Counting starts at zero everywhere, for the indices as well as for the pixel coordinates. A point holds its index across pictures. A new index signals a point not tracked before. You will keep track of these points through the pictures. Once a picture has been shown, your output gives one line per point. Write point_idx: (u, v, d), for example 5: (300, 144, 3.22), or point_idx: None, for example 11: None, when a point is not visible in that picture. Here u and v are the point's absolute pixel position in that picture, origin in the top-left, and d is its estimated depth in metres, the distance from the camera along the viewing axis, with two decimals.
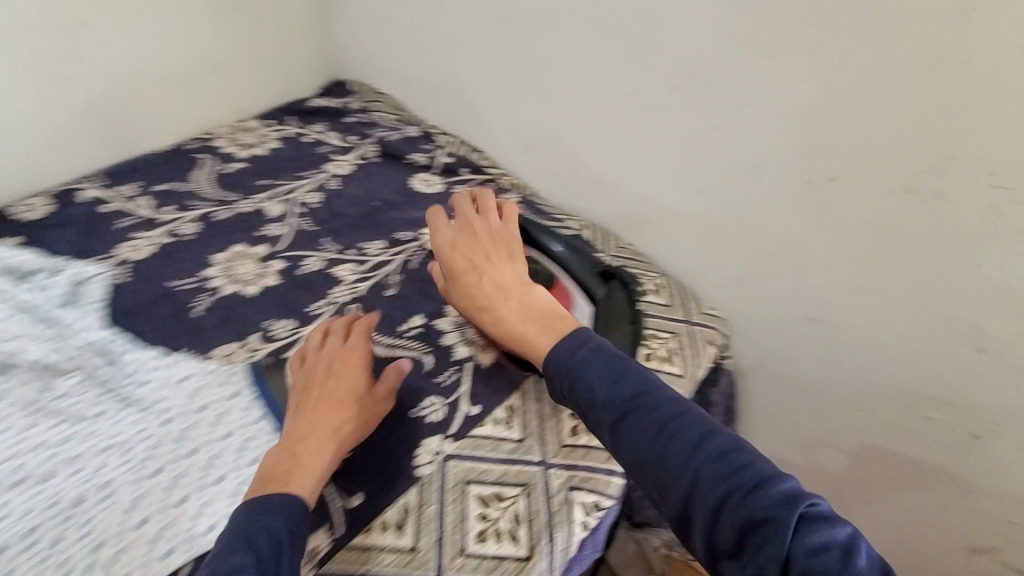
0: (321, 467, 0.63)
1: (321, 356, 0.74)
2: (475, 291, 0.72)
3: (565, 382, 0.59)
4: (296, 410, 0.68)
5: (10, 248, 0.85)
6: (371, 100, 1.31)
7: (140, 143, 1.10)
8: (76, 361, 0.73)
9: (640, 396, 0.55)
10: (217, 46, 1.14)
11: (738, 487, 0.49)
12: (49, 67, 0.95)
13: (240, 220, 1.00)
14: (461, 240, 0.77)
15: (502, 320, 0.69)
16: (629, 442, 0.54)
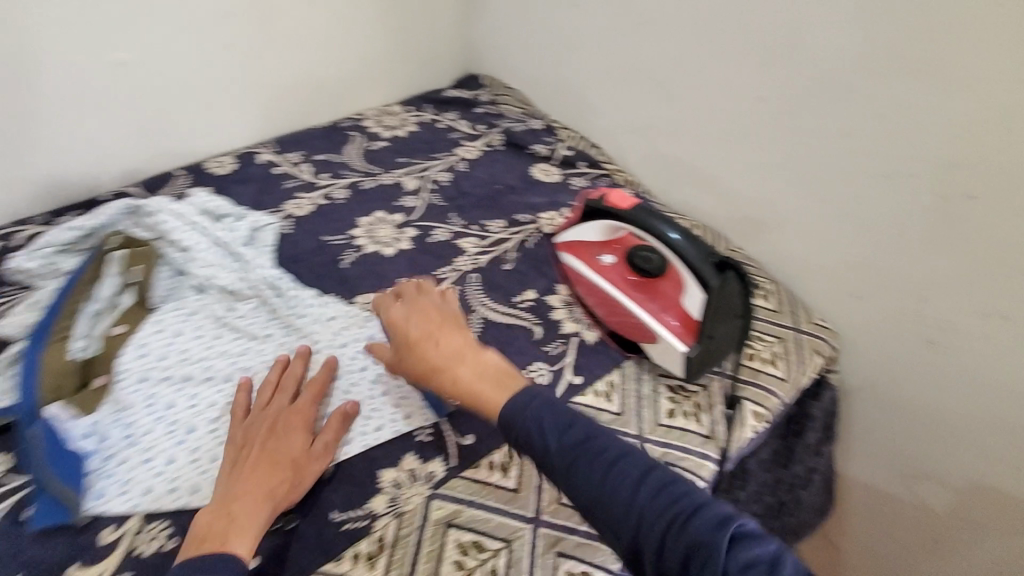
0: (254, 531, 0.59)
1: (264, 409, 0.68)
2: (429, 362, 0.66)
3: (512, 436, 0.58)
4: (232, 468, 0.63)
5: (208, 193, 1.00)
6: (501, 93, 1.41)
7: (306, 117, 1.27)
8: (253, 289, 0.87)
9: (585, 440, 0.55)
10: (377, 37, 1.29)
11: (678, 514, 0.51)
12: (251, 50, 1.13)
13: (381, 190, 1.13)
14: (411, 313, 0.71)
15: (454, 390, 0.63)
16: (573, 483, 0.54)
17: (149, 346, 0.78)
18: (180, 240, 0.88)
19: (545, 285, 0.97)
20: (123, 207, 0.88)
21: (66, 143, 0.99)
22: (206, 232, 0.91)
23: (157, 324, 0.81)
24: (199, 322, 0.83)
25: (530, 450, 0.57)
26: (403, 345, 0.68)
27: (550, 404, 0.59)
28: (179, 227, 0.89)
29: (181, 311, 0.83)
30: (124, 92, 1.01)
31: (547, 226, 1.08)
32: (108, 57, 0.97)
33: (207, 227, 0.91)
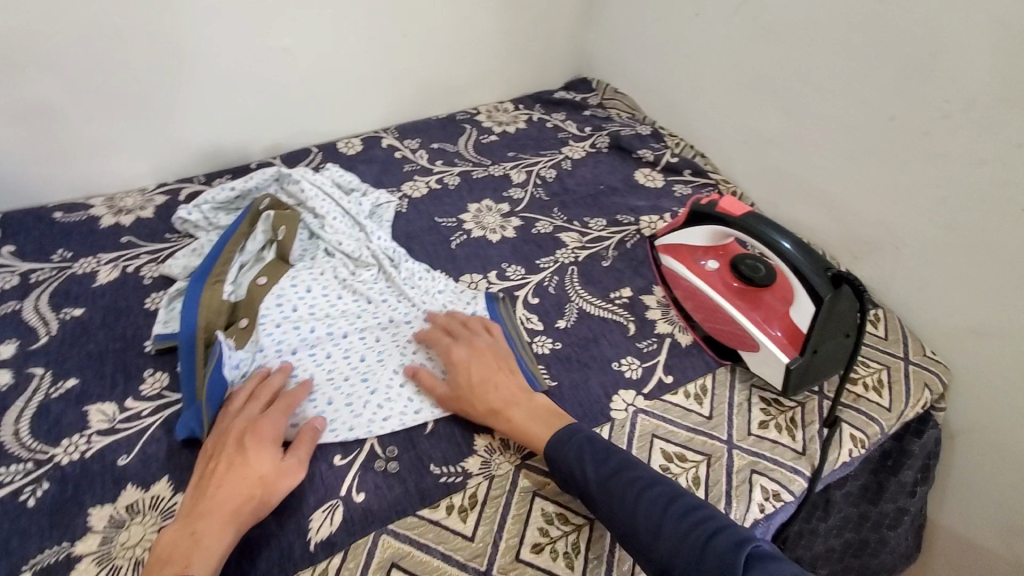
0: (221, 548, 0.58)
1: (232, 422, 0.67)
2: (485, 405, 0.73)
3: (556, 467, 0.67)
4: (201, 483, 0.62)
5: (339, 169, 1.11)
6: (610, 98, 1.44)
7: (426, 108, 1.36)
8: (373, 257, 0.95)
9: (621, 471, 0.64)
10: (500, 37, 1.36)
11: (703, 534, 0.58)
12: (388, 44, 1.22)
13: (490, 180, 1.19)
14: (470, 352, 0.77)
15: (509, 428, 0.71)
16: (609, 507, 0.62)
17: (283, 296, 0.87)
18: (316, 207, 0.98)
19: (641, 285, 0.98)
20: (274, 174, 1.00)
21: (229, 116, 1.13)
22: (337, 203, 1.01)
23: (291, 278, 0.90)
24: (325, 282, 0.92)
25: (572, 477, 0.66)
26: (461, 384, 0.74)
27: (591, 441, 0.68)
28: (316, 196, 0.99)
29: (311, 270, 0.92)
30: (281, 75, 1.13)
31: (647, 229, 1.09)
32: (274, 43, 1.09)
33: (339, 198, 1.01)
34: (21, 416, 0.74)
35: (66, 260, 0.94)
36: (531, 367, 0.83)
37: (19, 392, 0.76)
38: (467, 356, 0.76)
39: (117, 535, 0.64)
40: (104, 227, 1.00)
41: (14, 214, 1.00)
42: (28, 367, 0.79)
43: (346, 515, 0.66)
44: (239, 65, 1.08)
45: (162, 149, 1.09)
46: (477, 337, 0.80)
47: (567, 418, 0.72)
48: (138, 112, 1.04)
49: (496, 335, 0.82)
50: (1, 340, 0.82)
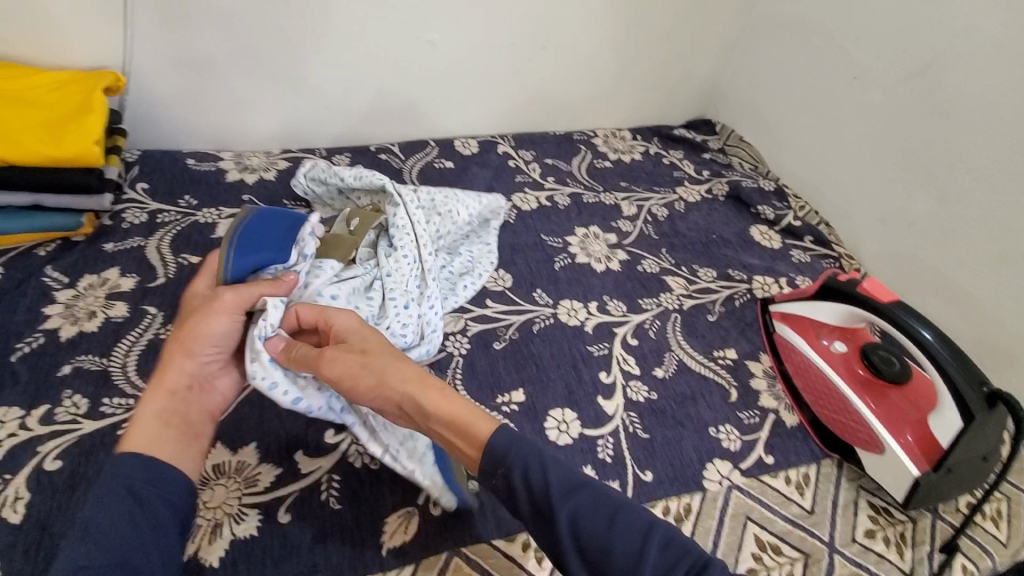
0: (152, 414, 0.61)
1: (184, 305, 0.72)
2: (403, 368, 0.62)
3: (507, 465, 0.55)
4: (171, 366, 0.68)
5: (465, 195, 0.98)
6: (732, 145, 1.39)
7: (545, 122, 1.35)
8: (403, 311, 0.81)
9: (576, 487, 0.55)
10: (633, 63, 1.34)
11: (688, 569, 0.51)
12: (527, 53, 1.22)
13: (600, 208, 1.16)
14: (362, 325, 0.66)
15: (437, 400, 0.60)
16: (569, 534, 0.52)
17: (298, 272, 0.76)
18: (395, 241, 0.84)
19: (747, 350, 0.93)
20: (391, 193, 0.88)
21: (363, 97, 1.14)
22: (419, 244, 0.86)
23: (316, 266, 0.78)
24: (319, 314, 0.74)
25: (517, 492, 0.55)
26: (365, 350, 0.63)
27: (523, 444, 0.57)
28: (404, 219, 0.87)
29: (348, 279, 0.78)
30: (422, 66, 1.15)
31: (759, 290, 1.04)
32: (422, 35, 1.10)
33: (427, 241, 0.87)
34: (130, 351, 0.75)
35: (190, 207, 0.97)
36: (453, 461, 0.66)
37: (132, 327, 0.78)
38: (362, 328, 0.66)
39: (200, 493, 0.63)
40: (229, 182, 1.04)
41: (152, 153, 1.04)
42: (142, 303, 0.81)
43: (421, 525, 0.64)
44: (385, 51, 1.10)
45: (294, 117, 1.12)
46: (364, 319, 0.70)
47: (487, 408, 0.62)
48: (284, 78, 1.07)
49: None
50: (123, 272, 0.85)
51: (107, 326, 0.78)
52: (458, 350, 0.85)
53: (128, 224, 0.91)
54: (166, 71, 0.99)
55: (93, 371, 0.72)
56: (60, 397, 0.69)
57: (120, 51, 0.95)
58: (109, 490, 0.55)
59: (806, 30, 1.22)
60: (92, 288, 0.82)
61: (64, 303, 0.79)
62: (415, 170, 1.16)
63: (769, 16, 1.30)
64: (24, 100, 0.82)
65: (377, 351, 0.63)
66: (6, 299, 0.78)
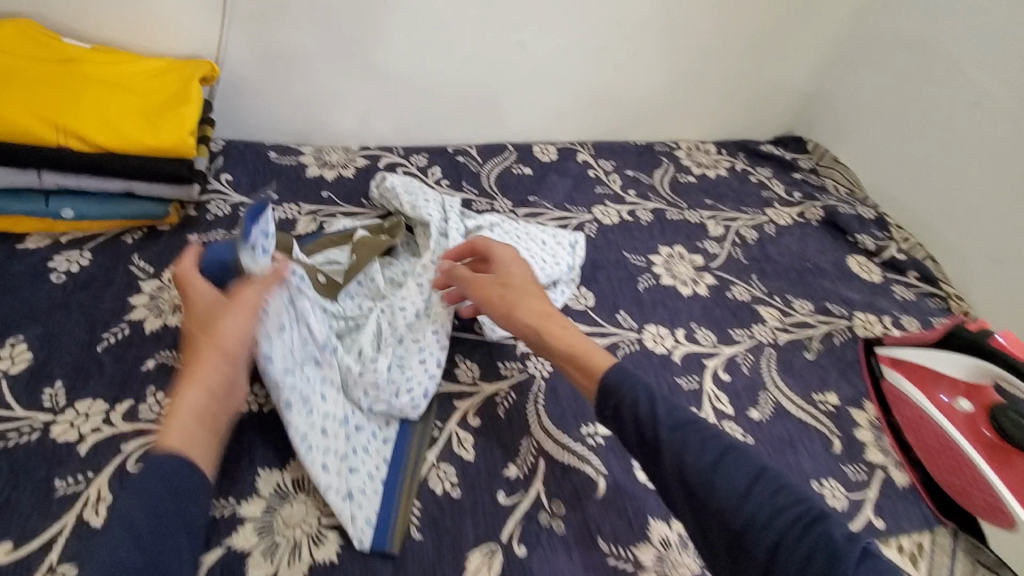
0: (191, 415, 0.54)
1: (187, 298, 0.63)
2: (537, 304, 0.72)
3: (618, 398, 0.60)
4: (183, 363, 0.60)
5: (522, 231, 0.92)
6: (825, 165, 1.30)
7: (626, 131, 1.29)
8: (397, 351, 0.74)
9: (688, 425, 0.57)
10: (724, 74, 1.27)
11: (797, 518, 0.50)
12: (618, 59, 1.17)
13: (685, 226, 1.09)
14: (515, 259, 0.76)
15: (558, 335, 0.69)
16: (676, 466, 0.54)
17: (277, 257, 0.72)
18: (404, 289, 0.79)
19: (850, 395, 0.86)
20: (436, 230, 0.86)
21: (446, 97, 1.11)
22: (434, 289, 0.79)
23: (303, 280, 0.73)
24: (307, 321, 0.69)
25: (628, 422, 0.59)
26: (508, 282, 0.73)
27: (635, 379, 0.62)
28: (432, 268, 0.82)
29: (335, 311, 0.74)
30: (510, 67, 1.11)
31: (860, 327, 0.96)
32: (515, 35, 1.07)
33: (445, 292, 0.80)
34: None
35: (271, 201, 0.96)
36: (399, 512, 0.62)
37: None
38: (511, 263, 0.76)
39: (280, 509, 0.61)
40: (309, 177, 1.02)
41: (235, 143, 1.03)
42: None
43: (505, 565, 0.60)
44: (476, 50, 1.07)
45: (376, 114, 1.10)
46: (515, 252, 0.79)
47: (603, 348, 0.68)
48: (372, 74, 1.04)
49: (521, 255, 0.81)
50: None
51: None
52: (539, 371, 0.80)
53: (212, 216, 0.90)
54: (258, 62, 0.98)
55: (175, 368, 0.71)
56: (144, 393, 0.68)
57: (215, 42, 0.94)
58: (144, 489, 0.47)
59: (928, 52, 1.14)
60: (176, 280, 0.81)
61: (149, 294, 0.78)
62: (492, 175, 1.12)
63: (881, 34, 1.22)
64: (124, 87, 0.81)
65: (516, 285, 0.73)
66: (94, 286, 0.78)
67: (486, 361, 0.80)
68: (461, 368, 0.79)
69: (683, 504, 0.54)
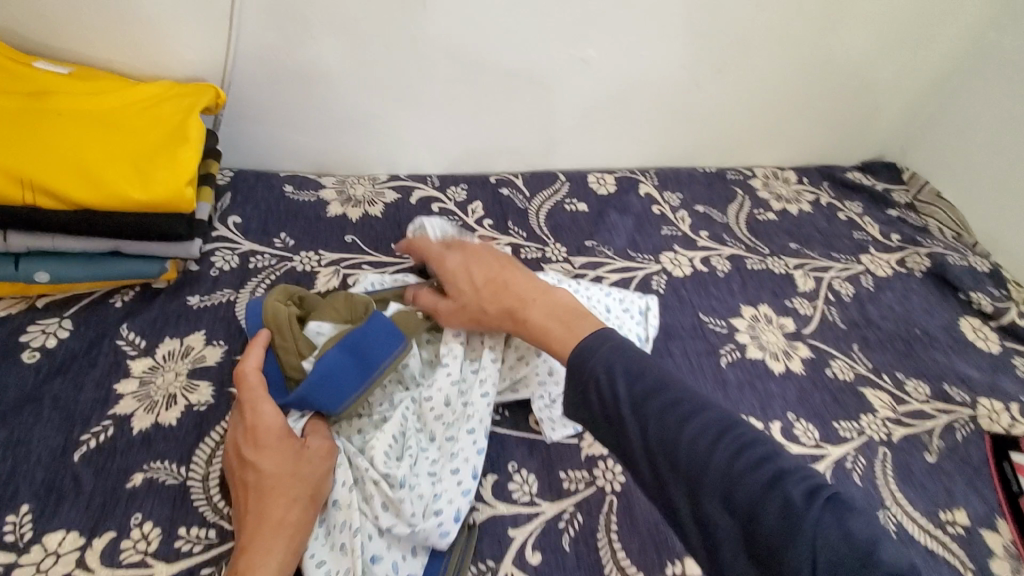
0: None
1: (244, 415, 0.57)
2: (492, 308, 0.64)
3: (582, 376, 0.53)
4: (240, 498, 0.53)
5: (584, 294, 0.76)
6: (924, 201, 1.12)
7: (693, 156, 1.12)
8: (428, 457, 0.61)
9: (653, 387, 0.50)
10: (812, 90, 1.09)
11: (763, 477, 0.44)
12: (693, 76, 1.00)
13: (770, 279, 0.93)
14: (456, 267, 0.69)
15: (530, 334, 0.61)
16: (640, 433, 0.48)
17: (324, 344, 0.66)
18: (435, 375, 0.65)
19: (981, 512, 0.71)
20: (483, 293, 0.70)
21: (492, 120, 0.96)
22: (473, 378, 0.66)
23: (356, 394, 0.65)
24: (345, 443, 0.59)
25: (592, 395, 0.52)
26: (461, 299, 0.66)
27: (620, 349, 0.54)
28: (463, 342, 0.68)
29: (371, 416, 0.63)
30: (568, 87, 0.95)
31: (986, 419, 0.80)
32: (577, 50, 0.90)
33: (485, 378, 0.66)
34: (213, 457, 0.60)
35: (287, 250, 0.81)
36: None
37: (217, 419, 0.63)
38: (452, 276, 0.68)
39: None
40: (331, 217, 0.87)
41: (246, 175, 0.88)
42: (229, 386, 0.66)
43: None
44: (531, 68, 0.91)
45: (409, 138, 0.94)
46: (455, 252, 0.71)
47: (591, 317, 0.60)
48: (408, 96, 0.89)
49: (465, 245, 0.71)
50: (208, 339, 0.69)
51: (186, 419, 0.63)
52: (609, 484, 0.65)
53: (217, 270, 0.76)
54: (277, 81, 0.83)
55: (167, 486, 0.58)
56: (127, 522, 0.55)
57: (223, 58, 0.79)
58: None
59: None
60: (172, 359, 0.67)
61: (139, 378, 0.65)
62: (543, 213, 0.95)
63: (1007, 54, 1.04)
64: (107, 123, 0.67)
65: (467, 299, 0.66)
66: (74, 368, 0.64)
67: (544, 471, 0.65)
68: (515, 482, 0.64)
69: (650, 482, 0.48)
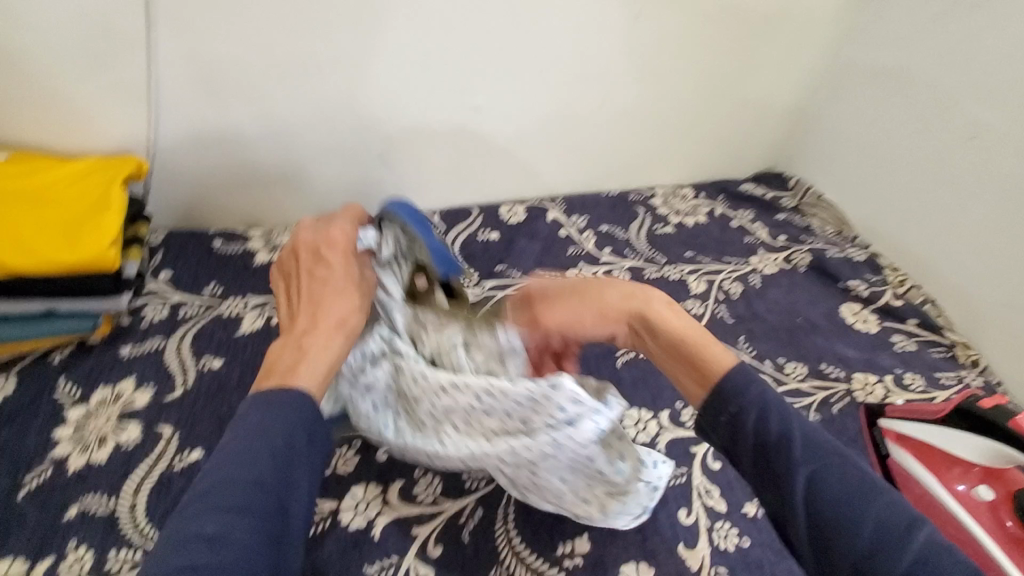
0: (328, 361, 0.56)
1: (317, 236, 0.66)
2: (622, 296, 0.66)
3: (736, 409, 0.54)
4: (306, 290, 0.61)
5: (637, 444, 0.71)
6: (808, 204, 1.27)
7: (598, 182, 1.23)
8: (424, 423, 0.62)
9: (826, 450, 0.50)
10: (696, 115, 1.21)
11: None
12: (582, 114, 1.11)
13: (666, 285, 1.03)
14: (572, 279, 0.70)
15: (666, 331, 0.63)
16: (809, 488, 0.48)
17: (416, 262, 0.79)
18: (500, 413, 0.58)
19: None
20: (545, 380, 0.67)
21: (405, 167, 1.06)
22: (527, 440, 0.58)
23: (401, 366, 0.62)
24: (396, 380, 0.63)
25: (755, 430, 0.52)
26: (584, 293, 0.67)
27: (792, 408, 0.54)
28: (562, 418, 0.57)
29: (410, 394, 0.61)
30: (471, 133, 1.06)
31: (861, 392, 0.89)
32: (470, 100, 1.02)
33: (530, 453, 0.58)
34: (141, 486, 0.66)
35: (216, 298, 0.89)
36: None
37: (146, 454, 0.69)
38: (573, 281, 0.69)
39: None
40: (258, 265, 0.95)
41: (178, 235, 0.97)
42: (158, 423, 0.72)
43: None
44: (434, 118, 1.02)
45: (328, 189, 1.04)
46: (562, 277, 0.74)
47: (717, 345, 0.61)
48: (322, 151, 0.99)
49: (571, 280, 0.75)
50: (139, 383, 0.76)
51: (118, 456, 0.69)
52: None
53: (148, 322, 0.84)
54: (199, 148, 0.93)
55: (99, 516, 0.63)
56: (63, 550, 0.61)
57: (144, 132, 0.89)
58: (263, 439, 0.47)
59: (901, 83, 1.10)
60: (105, 405, 0.74)
61: (76, 424, 0.71)
62: (457, 244, 1.05)
63: (861, 67, 1.16)
64: (41, 198, 0.76)
65: (591, 291, 0.67)
66: (16, 420, 0.71)
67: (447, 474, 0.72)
68: (420, 486, 0.71)
69: (804, 541, 0.48)
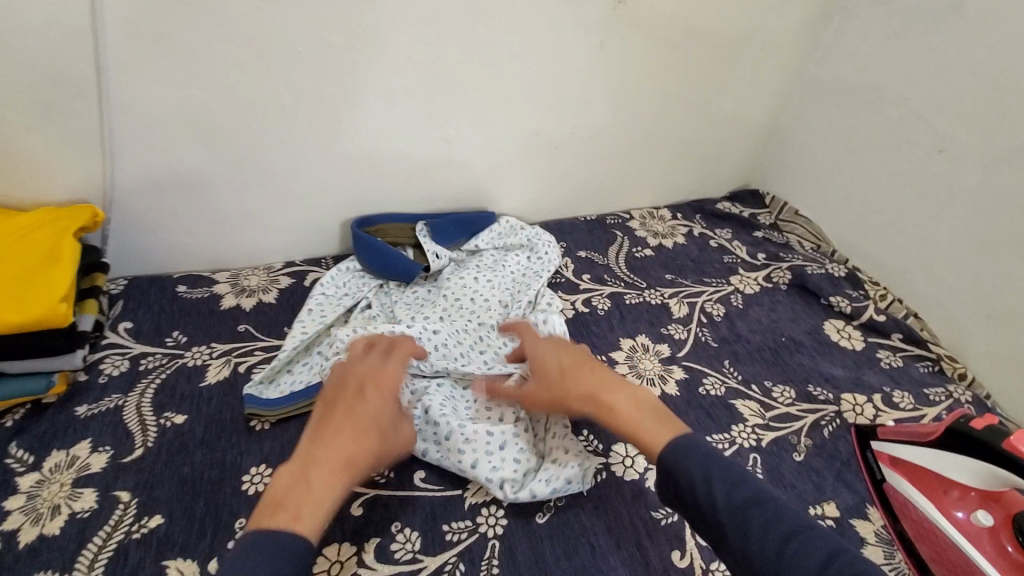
0: (330, 501, 0.55)
1: (360, 368, 0.68)
2: (586, 379, 0.69)
3: (676, 481, 0.57)
4: (333, 416, 0.62)
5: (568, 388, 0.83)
6: (784, 220, 1.28)
7: (573, 207, 1.22)
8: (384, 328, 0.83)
9: (753, 499, 0.53)
10: (667, 137, 1.21)
11: None
12: (554, 141, 1.10)
13: (648, 310, 1.01)
14: (550, 346, 0.75)
15: (616, 419, 0.65)
16: (742, 540, 0.50)
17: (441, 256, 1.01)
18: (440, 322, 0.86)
19: (851, 503, 0.76)
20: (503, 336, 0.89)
21: (375, 202, 1.04)
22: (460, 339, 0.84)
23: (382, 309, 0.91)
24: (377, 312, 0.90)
25: (688, 499, 0.55)
26: (552, 371, 0.72)
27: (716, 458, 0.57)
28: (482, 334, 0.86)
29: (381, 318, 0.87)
30: (441, 165, 1.04)
31: (850, 413, 0.87)
32: (439, 132, 1.00)
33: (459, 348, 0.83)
34: (95, 560, 0.61)
35: (179, 346, 0.85)
36: None
37: (101, 523, 0.64)
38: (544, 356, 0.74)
39: None
40: (224, 309, 0.91)
41: (140, 282, 0.93)
42: (115, 487, 0.68)
43: None
44: (402, 152, 1.00)
45: (296, 227, 1.01)
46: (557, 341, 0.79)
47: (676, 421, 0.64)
48: (287, 190, 0.96)
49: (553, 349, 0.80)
50: (95, 445, 0.72)
51: (70, 526, 0.64)
52: (492, 530, 0.69)
53: (105, 376, 0.79)
54: (159, 192, 0.90)
55: None
56: None
57: (100, 178, 0.86)
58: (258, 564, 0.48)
59: (866, 98, 1.11)
60: (58, 470, 0.69)
61: (27, 491, 0.66)
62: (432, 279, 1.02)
63: (826, 84, 1.18)
64: None
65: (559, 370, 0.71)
66: None
67: (427, 527, 0.68)
68: (398, 542, 0.67)
69: None
